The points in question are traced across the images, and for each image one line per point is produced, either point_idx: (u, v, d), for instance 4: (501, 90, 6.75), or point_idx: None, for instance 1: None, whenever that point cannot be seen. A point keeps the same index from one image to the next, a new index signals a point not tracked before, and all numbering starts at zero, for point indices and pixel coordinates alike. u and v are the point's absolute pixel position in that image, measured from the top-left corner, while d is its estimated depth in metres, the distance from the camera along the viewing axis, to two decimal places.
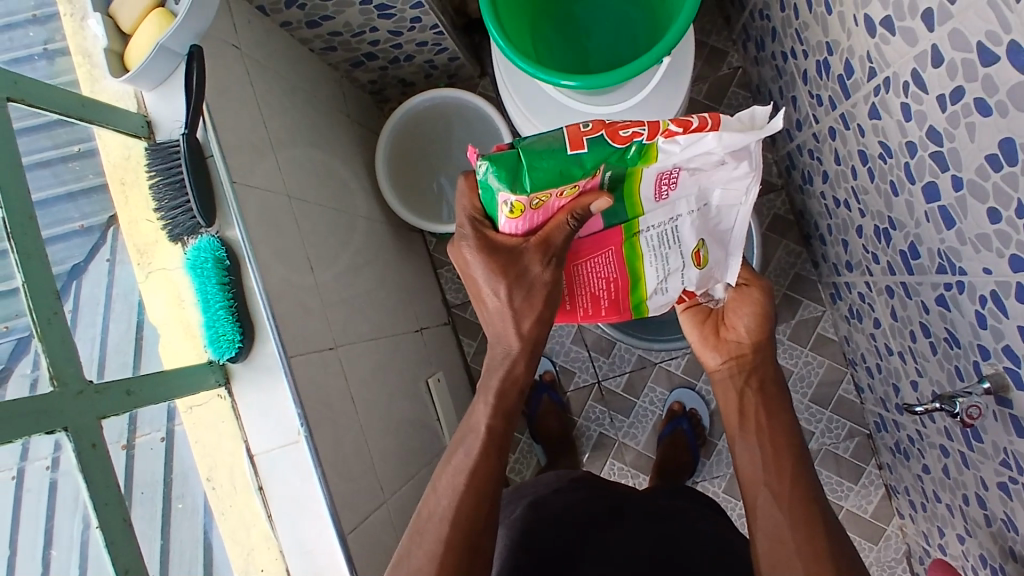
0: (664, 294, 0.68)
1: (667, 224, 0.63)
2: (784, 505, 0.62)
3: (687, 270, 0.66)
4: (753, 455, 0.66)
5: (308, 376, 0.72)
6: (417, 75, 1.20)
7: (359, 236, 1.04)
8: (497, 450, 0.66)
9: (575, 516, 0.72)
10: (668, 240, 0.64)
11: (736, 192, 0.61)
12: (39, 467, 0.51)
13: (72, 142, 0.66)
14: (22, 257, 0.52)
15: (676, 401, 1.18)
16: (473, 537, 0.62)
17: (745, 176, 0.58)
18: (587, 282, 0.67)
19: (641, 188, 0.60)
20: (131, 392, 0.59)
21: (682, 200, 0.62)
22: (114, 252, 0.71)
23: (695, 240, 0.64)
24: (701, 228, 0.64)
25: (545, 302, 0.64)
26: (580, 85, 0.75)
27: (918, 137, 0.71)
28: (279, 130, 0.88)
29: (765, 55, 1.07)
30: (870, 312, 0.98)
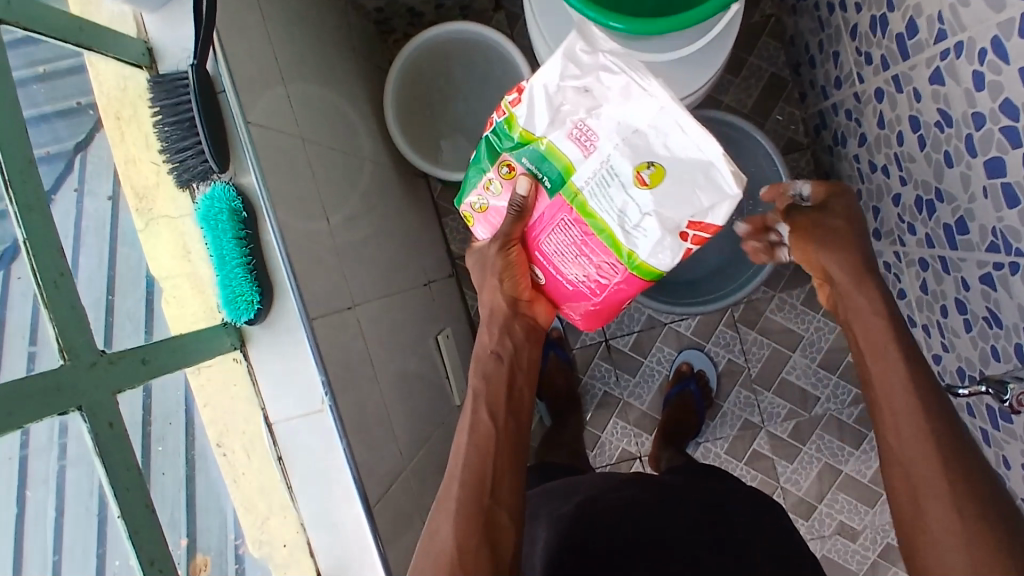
0: (650, 237, 0.60)
1: (602, 169, 0.59)
2: (924, 436, 0.52)
3: (644, 199, 0.58)
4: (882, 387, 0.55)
5: (329, 341, 0.67)
6: (428, 5, 1.10)
7: (367, 181, 0.96)
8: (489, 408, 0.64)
9: (620, 514, 0.69)
10: (608, 178, 0.59)
11: (644, 98, 0.55)
12: (45, 454, 0.46)
13: (40, 61, 0.54)
14: (22, 210, 0.45)
15: (684, 362, 1.16)
16: (485, 501, 0.59)
17: (622, 81, 0.56)
18: (558, 257, 0.65)
19: (558, 146, 0.60)
20: (147, 361, 0.53)
21: (606, 138, 0.58)
22: (82, 180, 0.60)
23: (633, 165, 0.58)
24: (637, 152, 0.57)
25: (492, 265, 0.66)
26: (628, 29, 0.69)
27: (988, 108, 0.67)
28: (288, 63, 0.79)
29: (805, 5, 1.01)
30: (895, 282, 0.97)
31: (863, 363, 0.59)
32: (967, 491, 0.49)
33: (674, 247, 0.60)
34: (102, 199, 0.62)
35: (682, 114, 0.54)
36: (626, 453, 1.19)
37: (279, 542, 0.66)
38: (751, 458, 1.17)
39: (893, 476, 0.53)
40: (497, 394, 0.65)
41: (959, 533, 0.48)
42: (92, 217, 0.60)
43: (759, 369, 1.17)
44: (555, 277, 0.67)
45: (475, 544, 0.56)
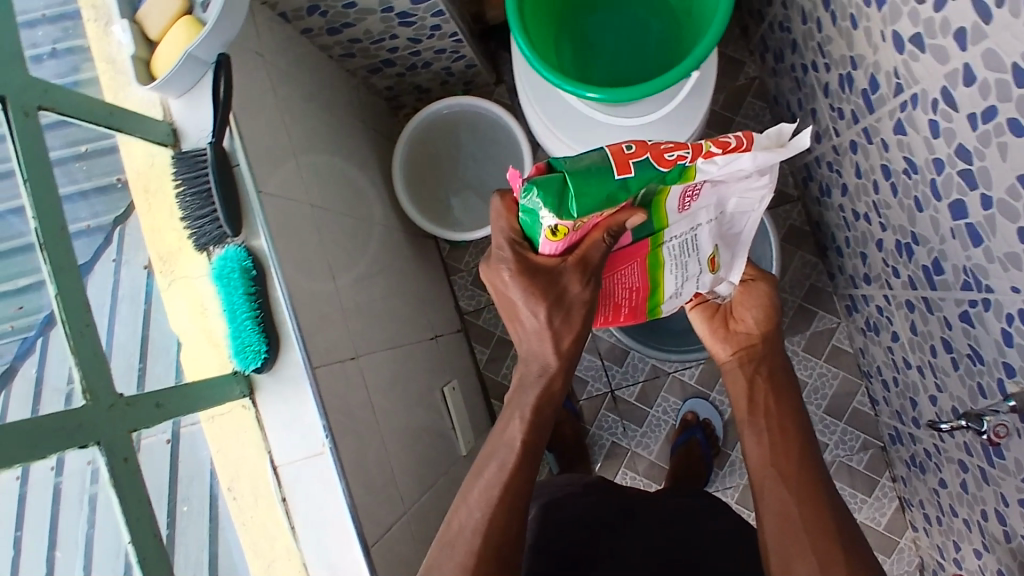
0: (680, 298, 0.69)
1: (688, 234, 0.62)
2: (793, 484, 0.64)
3: (703, 276, 0.67)
4: (761, 438, 0.67)
5: (331, 387, 0.71)
6: (434, 81, 1.20)
7: (375, 242, 1.03)
8: (530, 458, 0.63)
9: (586, 519, 0.72)
10: (690, 248, 0.63)
11: (751, 200, 0.62)
12: (78, 480, 0.52)
13: (82, 140, 0.65)
14: (54, 269, 0.52)
15: (689, 412, 1.18)
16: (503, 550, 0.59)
17: (766, 187, 0.59)
18: (613, 293, 0.65)
19: (671, 200, 0.58)
20: (162, 405, 0.58)
21: (703, 206, 0.61)
22: (121, 251, 0.70)
23: (711, 247, 0.65)
24: (715, 234, 0.65)
25: (580, 317, 0.62)
26: (604, 97, 0.75)
27: (946, 154, 0.71)
28: (300, 138, 0.88)
29: (783, 67, 1.07)
30: (888, 325, 0.98)
31: (738, 418, 0.70)
32: (842, 562, 0.58)
33: (683, 299, 0.70)
34: (137, 268, 0.72)
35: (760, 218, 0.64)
36: None
37: None
38: None
39: (770, 522, 0.62)
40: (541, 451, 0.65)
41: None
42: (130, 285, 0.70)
43: None
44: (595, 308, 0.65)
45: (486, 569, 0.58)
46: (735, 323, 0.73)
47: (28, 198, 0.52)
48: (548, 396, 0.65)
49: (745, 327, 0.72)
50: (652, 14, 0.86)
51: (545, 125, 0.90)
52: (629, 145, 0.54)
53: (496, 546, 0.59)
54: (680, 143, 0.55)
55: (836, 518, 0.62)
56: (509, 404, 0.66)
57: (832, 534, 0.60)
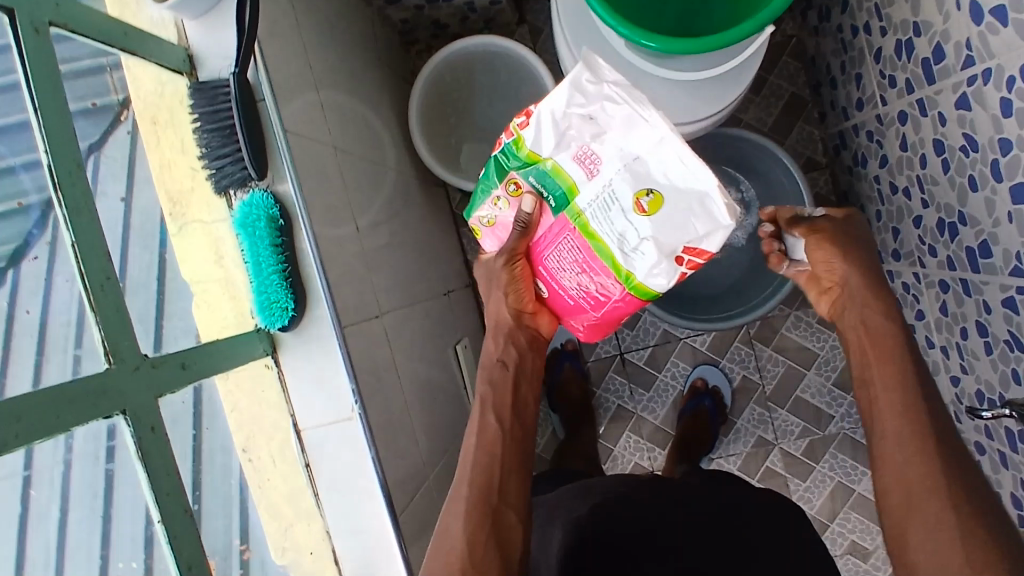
0: (645, 259, 0.62)
1: (603, 193, 0.61)
2: (904, 443, 0.56)
3: (642, 224, 0.60)
4: (871, 395, 0.60)
5: (359, 348, 0.67)
6: (453, 18, 1.11)
7: (390, 190, 0.97)
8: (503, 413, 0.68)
9: (619, 517, 0.68)
10: (608, 204, 0.61)
11: (646, 129, 0.57)
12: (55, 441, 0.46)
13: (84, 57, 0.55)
14: (72, 213, 0.46)
15: (699, 378, 1.16)
16: (492, 500, 0.62)
17: (624, 112, 0.58)
18: (562, 276, 0.68)
19: (564, 169, 0.62)
20: (187, 365, 0.53)
21: (608, 163, 0.60)
22: (97, 181, 0.58)
23: (634, 193, 0.59)
24: (638, 178, 0.59)
25: (505, 286, 0.69)
26: (661, 47, 0.69)
27: (1016, 135, 0.68)
28: (321, 72, 0.80)
29: (828, 26, 1.02)
30: (913, 303, 0.97)
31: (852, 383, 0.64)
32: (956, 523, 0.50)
33: (667, 270, 0.63)
34: (114, 200, 0.60)
35: (680, 144, 0.56)
36: (639, 466, 1.19)
37: (304, 550, 0.66)
38: (763, 476, 1.17)
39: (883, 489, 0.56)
40: (503, 397, 0.69)
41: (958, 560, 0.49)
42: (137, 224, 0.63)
43: (773, 387, 1.17)
44: (549, 291, 0.70)
45: (483, 538, 0.59)
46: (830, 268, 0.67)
47: (39, 129, 0.45)
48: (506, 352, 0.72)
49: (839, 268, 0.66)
50: None
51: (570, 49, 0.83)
52: None
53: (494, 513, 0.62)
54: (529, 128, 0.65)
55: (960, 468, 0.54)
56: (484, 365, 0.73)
57: (949, 483, 0.52)
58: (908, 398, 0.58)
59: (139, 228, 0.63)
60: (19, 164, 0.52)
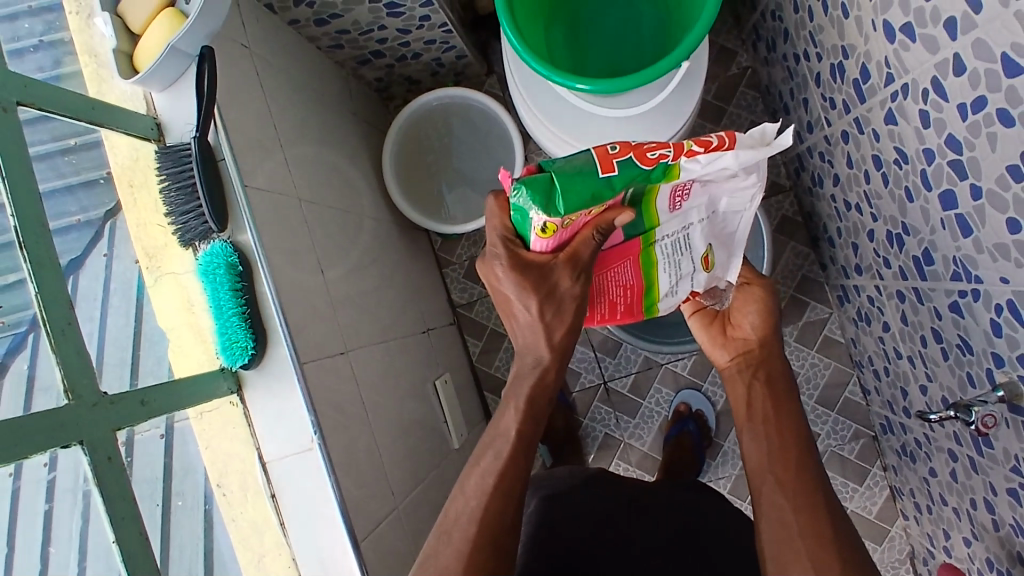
0: (675, 297, 0.66)
1: (679, 233, 0.62)
2: (789, 491, 0.59)
3: (697, 275, 0.65)
4: (760, 444, 0.62)
5: (319, 382, 0.71)
6: (424, 73, 1.18)
7: (367, 236, 1.03)
8: (524, 450, 0.63)
9: (585, 513, 0.73)
10: (682, 247, 0.62)
11: (742, 200, 0.61)
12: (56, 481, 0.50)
13: (69, 135, 0.63)
14: (35, 267, 0.51)
15: (682, 403, 1.18)
16: (502, 537, 0.59)
17: (756, 184, 0.59)
18: (606, 291, 0.64)
19: (659, 200, 0.59)
20: (146, 402, 0.58)
21: (694, 208, 0.61)
22: (113, 246, 0.70)
23: (706, 246, 0.63)
24: (711, 233, 0.64)
25: (571, 313, 0.61)
26: (594, 89, 0.74)
27: (936, 144, 0.70)
28: (288, 131, 0.87)
29: (775, 56, 1.06)
30: (879, 315, 0.99)
31: (736, 414, 0.66)
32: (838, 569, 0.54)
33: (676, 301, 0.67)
34: (130, 263, 0.71)
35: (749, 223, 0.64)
36: None
37: None
38: None
39: (767, 529, 0.58)
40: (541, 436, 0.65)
41: (796, 546, 0.56)
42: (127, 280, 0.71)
43: None
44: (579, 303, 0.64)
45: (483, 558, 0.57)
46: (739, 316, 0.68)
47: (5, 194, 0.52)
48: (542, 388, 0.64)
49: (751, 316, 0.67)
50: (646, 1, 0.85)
51: (530, 112, 0.90)
52: (612, 145, 0.55)
53: (495, 536, 0.59)
54: (663, 142, 0.56)
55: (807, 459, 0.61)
56: (504, 397, 0.65)
57: (825, 525, 0.57)
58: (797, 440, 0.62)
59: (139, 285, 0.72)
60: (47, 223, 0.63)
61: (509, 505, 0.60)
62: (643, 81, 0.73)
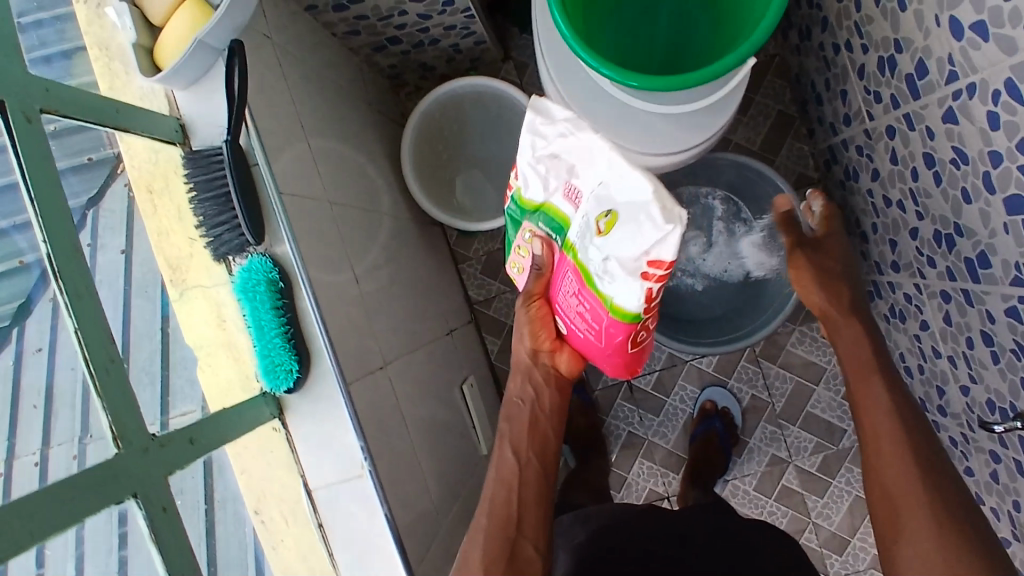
0: (618, 283, 0.57)
1: (582, 222, 0.60)
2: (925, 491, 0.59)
3: (604, 248, 0.57)
4: (890, 440, 0.63)
5: (364, 403, 0.67)
6: (439, 60, 1.12)
7: (387, 236, 0.97)
8: (514, 451, 0.72)
9: (618, 535, 0.73)
10: (584, 231, 0.60)
11: (599, 154, 0.56)
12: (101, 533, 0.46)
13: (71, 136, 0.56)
14: (72, 299, 0.47)
15: (707, 400, 1.16)
16: (512, 531, 0.66)
17: (578, 139, 0.58)
18: (572, 306, 0.67)
19: (558, 207, 0.63)
20: (194, 440, 0.53)
21: (587, 192, 0.59)
22: (111, 255, 0.61)
23: (596, 217, 0.57)
24: (603, 200, 0.57)
25: (522, 323, 0.74)
26: (643, 86, 0.70)
27: (1005, 147, 0.67)
28: (311, 128, 0.81)
29: (810, 45, 1.03)
30: (916, 313, 0.97)
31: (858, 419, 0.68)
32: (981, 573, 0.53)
33: (636, 291, 0.57)
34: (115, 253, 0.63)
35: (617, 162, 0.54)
36: (654, 493, 1.18)
37: None
38: (780, 494, 1.16)
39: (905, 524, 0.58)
40: (521, 435, 0.74)
41: (929, 538, 0.56)
42: (138, 278, 0.65)
43: (784, 404, 1.16)
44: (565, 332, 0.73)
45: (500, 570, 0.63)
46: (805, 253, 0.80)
47: (39, 230, 0.47)
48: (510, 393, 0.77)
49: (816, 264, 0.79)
50: None
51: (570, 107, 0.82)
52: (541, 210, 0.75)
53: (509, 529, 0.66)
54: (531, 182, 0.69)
55: (935, 462, 0.61)
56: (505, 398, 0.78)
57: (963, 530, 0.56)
58: (919, 441, 0.63)
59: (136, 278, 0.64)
60: (10, 224, 0.55)
61: (504, 504, 0.68)
62: (721, 71, 0.67)
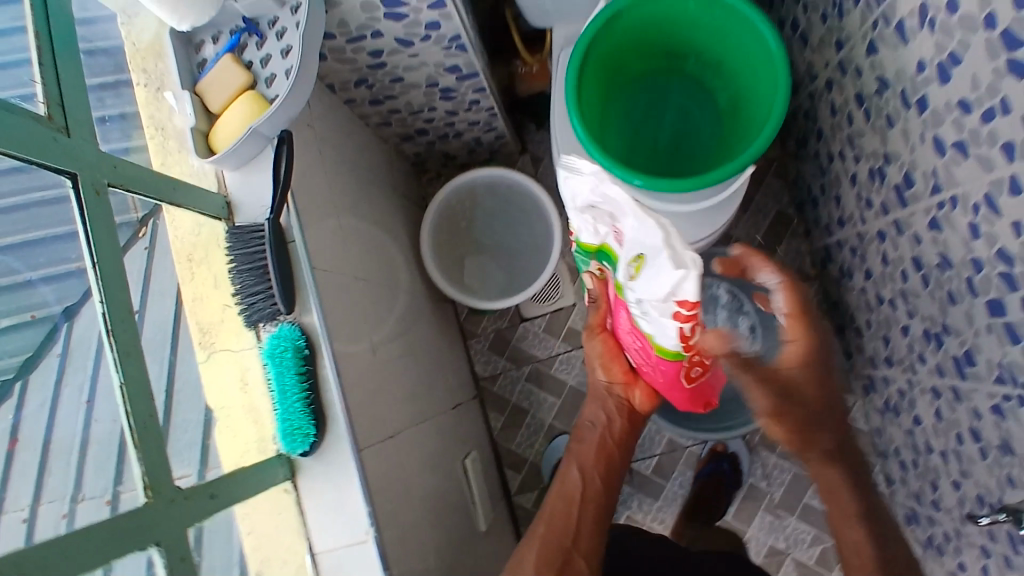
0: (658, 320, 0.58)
1: (622, 262, 0.60)
2: None
3: (640, 290, 0.58)
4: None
5: (374, 470, 0.70)
6: (462, 150, 1.21)
7: (403, 310, 1.02)
8: (581, 469, 0.80)
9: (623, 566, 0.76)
10: (624, 272, 0.60)
11: (623, 203, 0.56)
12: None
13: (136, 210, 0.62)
14: (121, 356, 0.52)
15: (719, 442, 1.17)
16: (567, 545, 0.73)
17: (603, 191, 0.58)
18: (632, 340, 0.71)
19: (604, 246, 0.63)
20: (215, 494, 0.57)
21: (621, 238, 0.59)
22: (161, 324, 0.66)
23: (630, 259, 0.58)
24: (632, 246, 0.57)
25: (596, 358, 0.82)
26: (645, 186, 0.76)
27: (987, 255, 0.73)
28: (341, 209, 0.87)
29: (806, 153, 1.11)
30: (909, 408, 1.00)
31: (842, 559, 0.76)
32: None
33: (671, 329, 0.59)
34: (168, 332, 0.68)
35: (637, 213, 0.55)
36: None
37: None
38: None
39: None
40: (589, 456, 0.81)
41: None
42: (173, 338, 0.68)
43: (782, 494, 1.16)
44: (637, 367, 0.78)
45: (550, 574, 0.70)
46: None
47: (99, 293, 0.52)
48: (586, 421, 0.85)
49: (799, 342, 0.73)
50: (695, 98, 0.89)
51: None
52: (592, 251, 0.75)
53: (569, 536, 0.73)
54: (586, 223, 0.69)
55: None
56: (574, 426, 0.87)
57: None
58: None
59: (163, 330, 0.67)
60: (36, 280, 0.55)
61: (563, 510, 0.75)
62: (719, 179, 0.74)
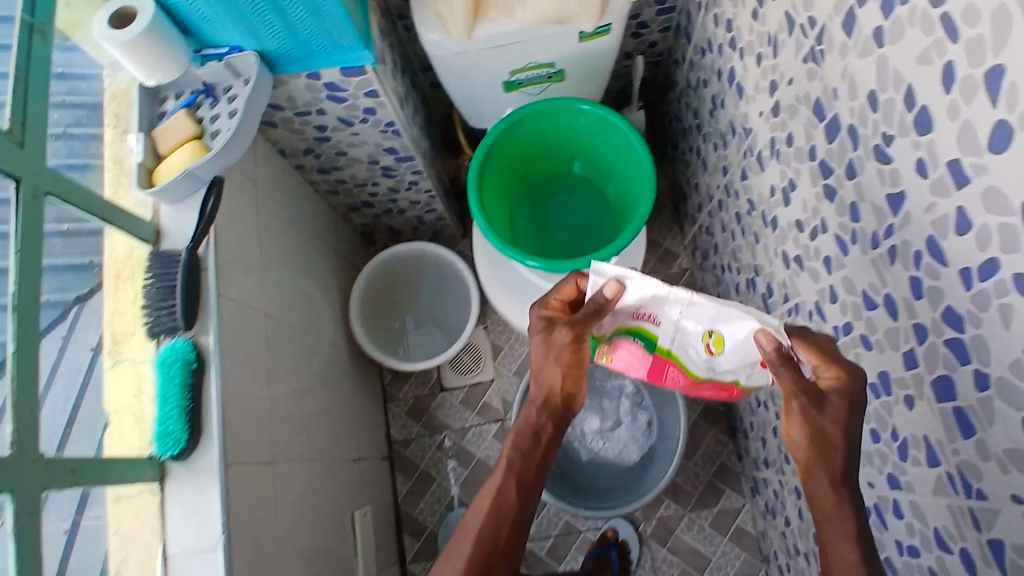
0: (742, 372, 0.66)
1: (675, 334, 0.66)
2: None
3: (717, 358, 0.65)
4: None
5: (240, 486, 0.76)
6: (405, 226, 1.33)
7: (321, 360, 1.10)
8: (515, 478, 0.66)
9: None
10: (679, 340, 0.66)
11: (677, 298, 0.62)
12: None
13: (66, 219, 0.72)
14: (19, 330, 0.60)
15: (610, 528, 1.20)
16: (493, 556, 0.62)
17: (651, 293, 0.63)
18: (689, 386, 0.71)
19: (643, 327, 0.68)
20: (75, 471, 0.63)
21: (667, 319, 0.65)
22: (72, 329, 0.74)
23: (701, 332, 0.64)
24: (701, 322, 0.63)
25: (563, 359, 0.68)
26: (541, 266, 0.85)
27: None
28: (270, 256, 0.97)
29: (708, 264, 1.22)
30: (782, 509, 1.05)
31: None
32: None
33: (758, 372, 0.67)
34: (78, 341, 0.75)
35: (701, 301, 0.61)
36: None
37: None
38: None
39: None
40: (528, 468, 0.68)
41: None
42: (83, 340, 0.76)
43: None
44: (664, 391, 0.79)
45: None
46: (826, 380, 0.59)
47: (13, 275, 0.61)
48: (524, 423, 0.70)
49: (834, 392, 0.58)
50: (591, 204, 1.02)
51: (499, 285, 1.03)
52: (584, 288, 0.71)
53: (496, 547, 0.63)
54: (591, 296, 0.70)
55: None
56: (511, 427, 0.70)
57: None
58: None
59: (78, 330, 0.75)
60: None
61: (498, 518, 0.64)
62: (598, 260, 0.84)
